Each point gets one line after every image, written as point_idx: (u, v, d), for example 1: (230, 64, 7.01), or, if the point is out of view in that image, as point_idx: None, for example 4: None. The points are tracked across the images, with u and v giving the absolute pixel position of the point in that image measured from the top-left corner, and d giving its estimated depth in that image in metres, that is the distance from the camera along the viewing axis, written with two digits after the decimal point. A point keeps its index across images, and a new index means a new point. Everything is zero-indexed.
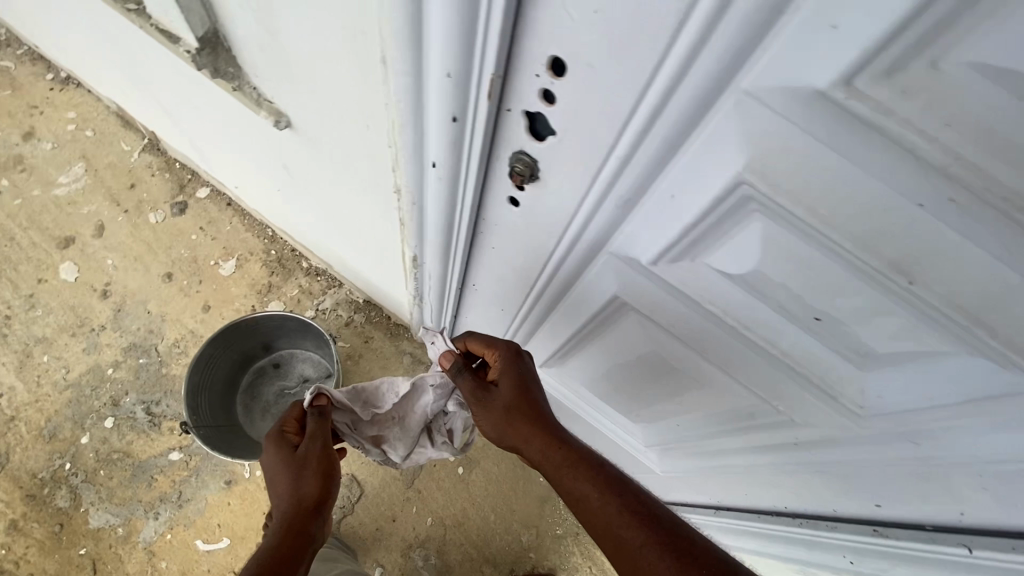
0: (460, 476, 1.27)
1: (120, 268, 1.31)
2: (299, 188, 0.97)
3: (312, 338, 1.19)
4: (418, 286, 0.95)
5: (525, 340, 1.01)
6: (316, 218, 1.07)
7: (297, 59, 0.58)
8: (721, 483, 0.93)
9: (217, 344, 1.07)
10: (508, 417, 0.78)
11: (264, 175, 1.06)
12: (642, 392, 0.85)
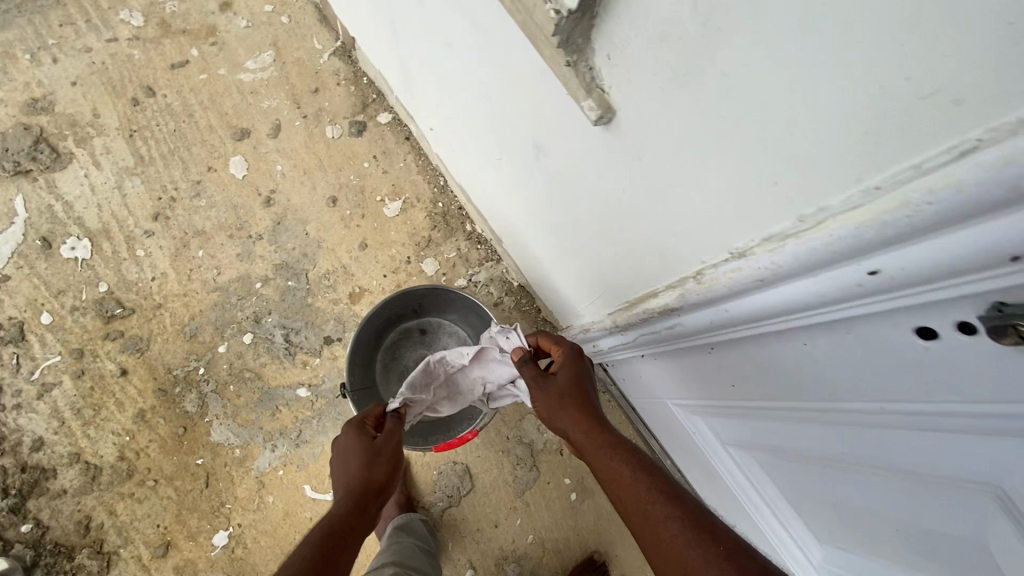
0: (571, 502, 1.18)
1: (287, 177, 1.23)
2: (536, 172, 0.82)
3: (470, 316, 1.09)
4: (636, 324, 0.81)
5: (728, 416, 0.86)
6: (528, 202, 0.92)
7: (733, 75, 0.41)
8: None
9: (382, 302, 0.99)
10: (566, 399, 0.77)
11: (488, 138, 0.91)
12: (881, 545, 0.70)
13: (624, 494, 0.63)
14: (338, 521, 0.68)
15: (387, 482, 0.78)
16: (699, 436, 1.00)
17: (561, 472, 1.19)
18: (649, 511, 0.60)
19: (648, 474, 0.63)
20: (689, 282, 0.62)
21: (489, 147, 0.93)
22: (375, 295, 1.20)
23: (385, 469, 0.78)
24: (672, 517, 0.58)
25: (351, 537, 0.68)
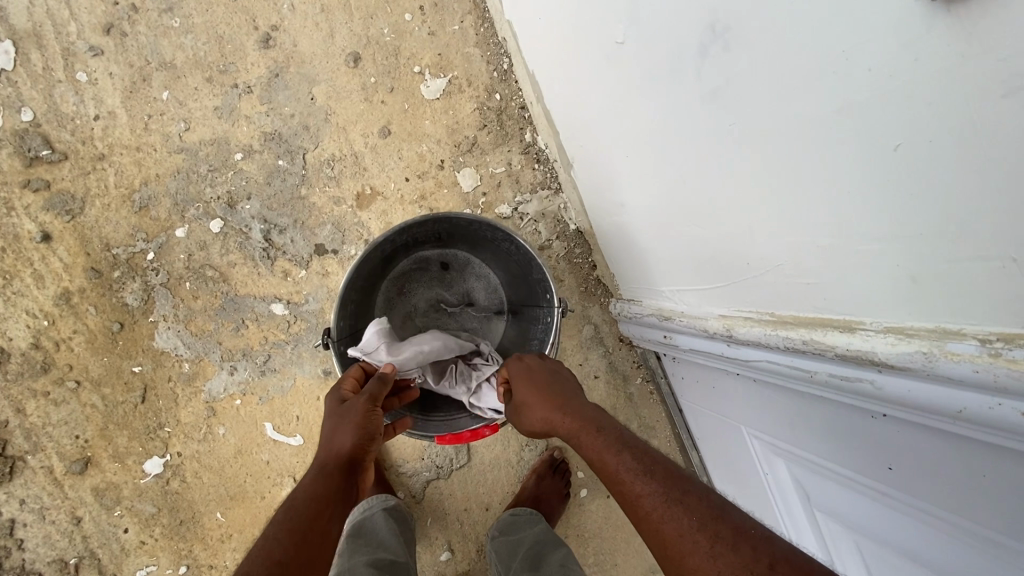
0: (578, 498, 0.99)
1: (296, 11, 0.88)
2: (687, 79, 0.51)
3: (510, 263, 0.81)
4: (774, 349, 0.55)
5: (848, 493, 0.61)
6: (645, 124, 0.61)
7: None
8: None
9: (398, 226, 0.71)
10: (546, 396, 0.63)
11: (614, 7, 0.58)
12: None
13: (644, 517, 0.46)
14: (295, 510, 0.49)
15: (363, 448, 0.58)
16: (768, 478, 0.77)
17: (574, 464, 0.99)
18: (671, 540, 0.44)
19: (663, 481, 0.47)
20: (964, 343, 0.35)
21: (610, 22, 0.60)
22: (389, 203, 0.91)
23: (354, 431, 0.58)
24: (700, 545, 0.42)
25: (325, 525, 0.50)
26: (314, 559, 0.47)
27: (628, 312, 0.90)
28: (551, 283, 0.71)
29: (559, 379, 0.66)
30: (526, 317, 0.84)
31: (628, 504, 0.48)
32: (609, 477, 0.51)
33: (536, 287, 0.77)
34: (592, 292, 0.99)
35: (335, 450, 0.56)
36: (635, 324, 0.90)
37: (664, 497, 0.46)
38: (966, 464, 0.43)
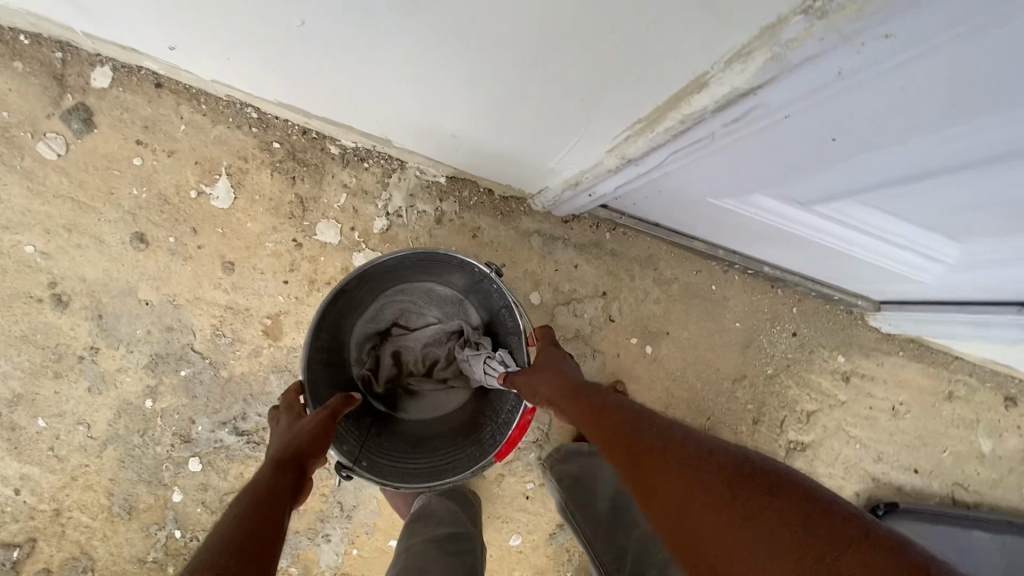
0: (651, 356, 1.03)
1: (52, 252, 0.79)
2: (392, 18, 0.45)
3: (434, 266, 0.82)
4: (669, 143, 0.53)
5: (824, 176, 0.61)
6: (405, 73, 0.56)
7: None
8: (986, 288, 0.84)
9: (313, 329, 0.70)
10: (557, 373, 0.68)
11: (276, 10, 0.50)
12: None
13: (613, 445, 0.55)
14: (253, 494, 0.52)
15: (316, 453, 0.61)
16: (762, 214, 0.76)
17: (624, 337, 1.02)
18: (632, 449, 0.52)
19: (627, 414, 0.57)
20: (793, 25, 0.35)
21: (285, 21, 0.52)
22: (295, 313, 0.85)
23: (309, 435, 0.61)
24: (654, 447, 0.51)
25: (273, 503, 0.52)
26: (264, 519, 0.49)
27: (549, 201, 0.87)
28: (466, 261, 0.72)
29: (555, 356, 0.72)
30: (484, 295, 0.84)
31: (602, 440, 0.57)
32: (591, 426, 0.59)
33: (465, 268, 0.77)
34: (510, 211, 0.95)
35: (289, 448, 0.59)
36: (562, 205, 0.86)
37: (629, 425, 0.55)
38: (884, 90, 0.40)
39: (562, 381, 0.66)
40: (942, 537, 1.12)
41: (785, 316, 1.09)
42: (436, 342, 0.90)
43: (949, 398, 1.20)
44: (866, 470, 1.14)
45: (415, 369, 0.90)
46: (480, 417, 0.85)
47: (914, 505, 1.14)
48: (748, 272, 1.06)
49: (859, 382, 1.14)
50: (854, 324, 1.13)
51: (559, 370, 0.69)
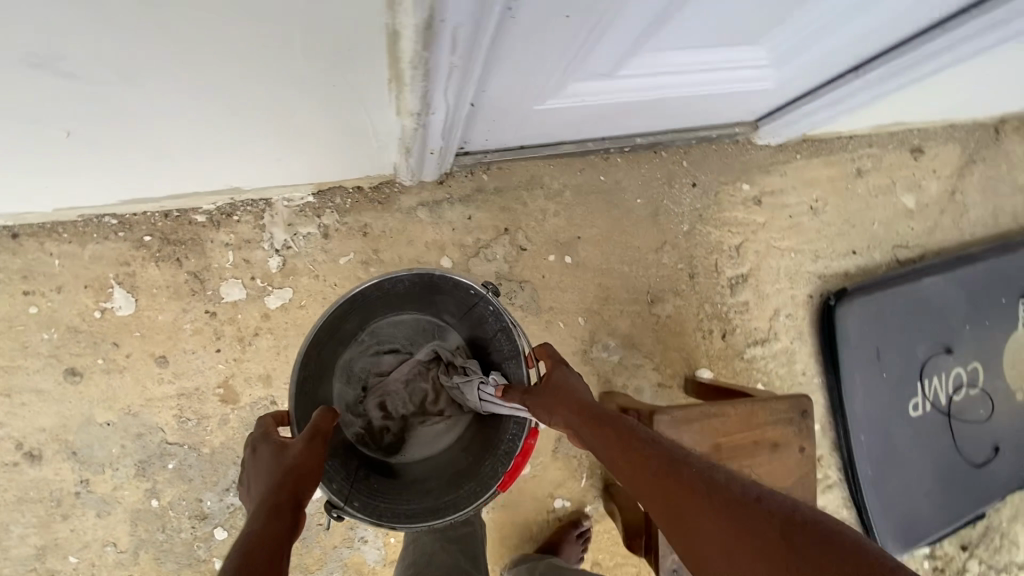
0: (574, 263, 1.09)
1: (4, 419, 0.84)
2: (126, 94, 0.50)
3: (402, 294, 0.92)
4: (427, 87, 0.57)
5: (595, 42, 0.65)
6: (188, 131, 0.61)
7: None
8: (818, 72, 0.88)
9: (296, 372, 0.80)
10: (572, 395, 0.70)
11: (36, 131, 0.54)
12: None
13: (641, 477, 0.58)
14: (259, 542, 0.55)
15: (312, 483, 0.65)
16: (588, 100, 0.81)
17: (542, 258, 1.07)
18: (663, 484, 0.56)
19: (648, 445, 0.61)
20: None
21: (54, 137, 0.56)
22: (240, 372, 0.91)
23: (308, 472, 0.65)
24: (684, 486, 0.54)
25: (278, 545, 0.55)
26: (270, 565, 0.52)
27: (410, 173, 0.91)
28: (462, 280, 0.84)
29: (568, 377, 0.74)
30: (476, 324, 0.96)
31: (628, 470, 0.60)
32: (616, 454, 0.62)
33: (454, 290, 0.88)
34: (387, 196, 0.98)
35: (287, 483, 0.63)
36: (428, 173, 0.91)
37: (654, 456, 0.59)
38: None
39: (579, 402, 0.69)
40: (891, 298, 1.22)
41: (679, 173, 1.14)
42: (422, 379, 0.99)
43: (860, 175, 1.25)
44: (811, 271, 1.21)
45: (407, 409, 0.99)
46: (472, 452, 0.94)
47: (860, 281, 1.23)
48: (626, 150, 1.10)
49: (772, 199, 1.19)
50: (745, 150, 1.18)
51: (572, 390, 0.71)
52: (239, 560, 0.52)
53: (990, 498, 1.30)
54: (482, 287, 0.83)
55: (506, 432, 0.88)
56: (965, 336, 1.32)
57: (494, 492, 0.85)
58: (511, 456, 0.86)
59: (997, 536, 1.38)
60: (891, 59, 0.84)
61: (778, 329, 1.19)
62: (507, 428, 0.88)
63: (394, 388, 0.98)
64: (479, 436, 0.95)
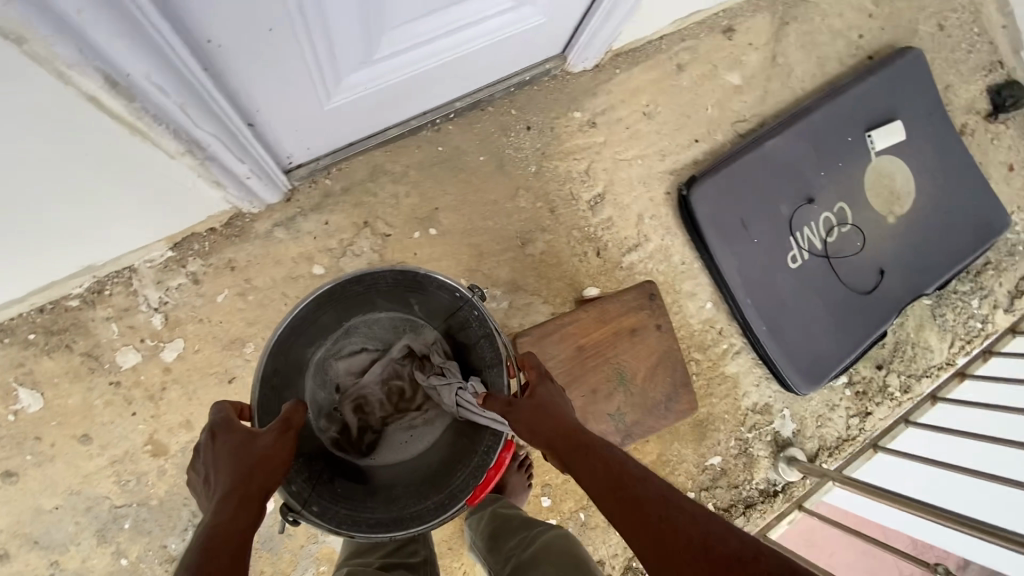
0: (440, 233, 1.17)
1: None
2: None
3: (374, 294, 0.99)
4: (165, 125, 0.65)
5: (325, 47, 0.73)
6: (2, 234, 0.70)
7: None
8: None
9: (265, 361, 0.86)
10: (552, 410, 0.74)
11: None
12: None
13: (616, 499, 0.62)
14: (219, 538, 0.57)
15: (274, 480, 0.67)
16: (369, 86, 0.89)
17: (408, 238, 1.14)
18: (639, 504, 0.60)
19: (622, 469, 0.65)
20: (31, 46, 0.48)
21: None
22: (161, 425, 1.00)
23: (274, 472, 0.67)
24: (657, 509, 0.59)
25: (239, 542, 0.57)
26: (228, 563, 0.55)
27: (251, 201, 0.99)
28: (443, 279, 0.89)
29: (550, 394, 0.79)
30: (458, 329, 1.00)
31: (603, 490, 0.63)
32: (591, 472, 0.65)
33: (434, 291, 0.93)
34: (242, 229, 1.05)
35: (252, 480, 0.65)
36: (272, 188, 0.99)
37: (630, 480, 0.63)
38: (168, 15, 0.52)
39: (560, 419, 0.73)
40: (739, 170, 1.31)
41: (511, 122, 1.22)
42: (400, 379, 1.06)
43: (681, 70, 1.34)
44: (661, 170, 1.31)
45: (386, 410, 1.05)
46: (444, 463, 0.96)
47: (708, 165, 1.32)
48: (452, 117, 1.18)
49: (605, 118, 1.28)
50: (566, 81, 1.25)
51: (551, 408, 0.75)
52: (203, 561, 0.54)
53: (889, 317, 1.41)
54: (466, 288, 0.87)
55: (482, 443, 0.90)
56: (823, 182, 1.42)
57: (463, 503, 0.87)
58: (485, 469, 0.87)
59: (909, 347, 1.48)
60: None
61: (645, 232, 1.30)
62: (482, 441, 0.90)
63: (371, 390, 1.05)
64: (452, 448, 0.98)
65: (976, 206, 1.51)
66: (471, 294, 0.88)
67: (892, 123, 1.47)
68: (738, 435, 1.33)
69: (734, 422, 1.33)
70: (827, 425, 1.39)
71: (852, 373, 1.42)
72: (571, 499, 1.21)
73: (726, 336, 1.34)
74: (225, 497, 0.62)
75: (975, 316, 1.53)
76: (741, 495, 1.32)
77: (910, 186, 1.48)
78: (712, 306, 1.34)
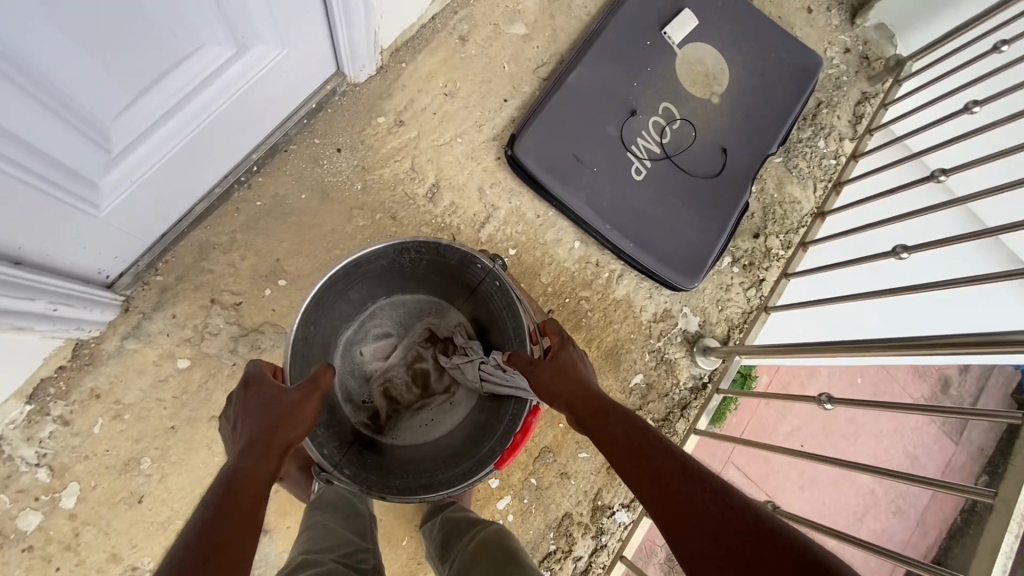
0: (291, 280, 1.18)
1: None
2: None
3: (400, 274, 1.13)
4: None
5: (51, 177, 0.75)
6: None
7: None
8: (298, 24, 0.98)
9: (298, 332, 0.97)
10: (570, 377, 0.85)
11: None
12: (134, 44, 0.71)
13: (625, 452, 0.70)
14: (243, 473, 0.67)
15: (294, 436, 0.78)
16: (134, 182, 0.90)
17: (262, 297, 1.15)
18: (643, 456, 0.68)
19: (633, 430, 0.73)
20: None
21: None
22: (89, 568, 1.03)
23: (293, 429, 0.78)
24: (658, 461, 0.67)
25: (259, 481, 0.68)
26: (249, 494, 0.65)
27: (83, 325, 1.00)
28: (465, 249, 1.01)
29: (565, 362, 0.89)
30: (480, 310, 1.15)
31: (615, 446, 0.72)
32: (605, 432, 0.75)
33: (453, 261, 1.05)
34: (92, 356, 1.06)
35: (276, 434, 0.75)
36: (97, 304, 1.01)
37: (640, 439, 0.71)
38: None
39: (578, 386, 0.84)
40: (551, 114, 1.33)
41: (319, 150, 1.23)
42: (427, 365, 1.20)
43: (466, 39, 1.37)
44: (482, 140, 1.35)
45: (410, 394, 1.19)
46: (467, 438, 1.09)
47: (521, 119, 1.35)
48: (257, 168, 1.19)
49: (410, 113, 1.30)
50: (357, 93, 1.27)
51: (572, 375, 0.86)
52: (224, 491, 0.64)
53: (745, 187, 1.43)
54: (488, 258, 1.00)
55: (509, 412, 1.01)
56: (640, 91, 1.40)
57: (490, 468, 0.96)
58: (512, 433, 0.97)
59: (777, 206, 1.51)
60: None
61: (491, 202, 1.34)
62: (508, 411, 1.01)
63: (397, 373, 1.19)
64: (475, 425, 1.11)
65: (789, 54, 1.49)
66: (488, 261, 1.01)
67: (681, 12, 1.43)
68: (650, 347, 1.38)
69: (643, 337, 1.38)
70: (729, 304, 1.43)
71: (732, 250, 1.46)
72: (518, 470, 1.24)
73: (603, 265, 1.39)
74: (253, 444, 0.73)
75: (825, 155, 1.57)
76: (675, 400, 1.38)
77: (722, 63, 1.46)
78: (580, 243, 1.38)
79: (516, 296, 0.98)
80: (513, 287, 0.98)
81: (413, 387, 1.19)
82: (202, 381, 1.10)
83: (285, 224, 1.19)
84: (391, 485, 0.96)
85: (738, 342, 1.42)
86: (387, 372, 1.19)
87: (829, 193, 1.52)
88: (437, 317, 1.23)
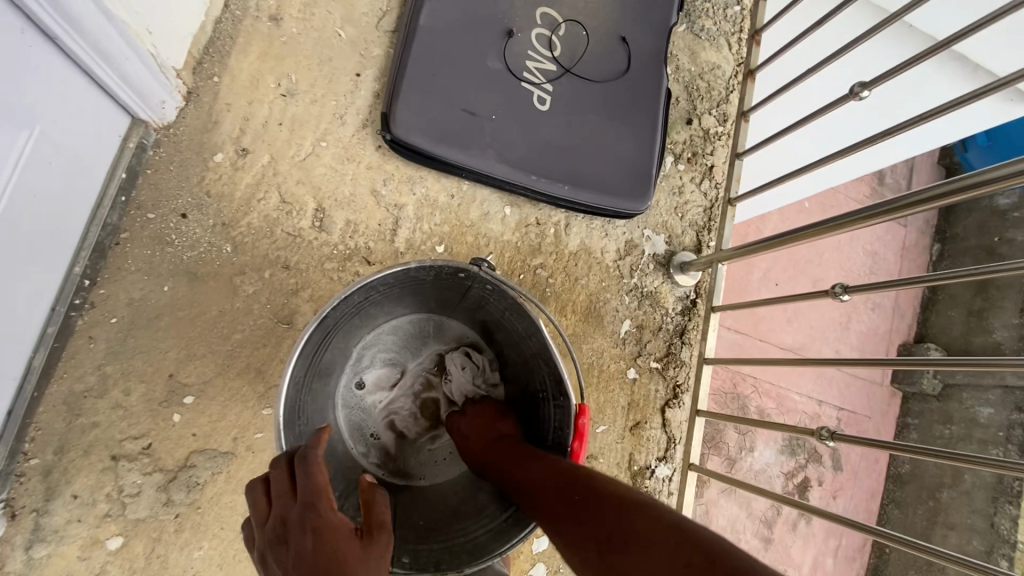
0: (200, 391, 0.95)
1: None
2: None
3: (385, 302, 0.87)
4: None
5: None
6: None
7: None
8: (32, 88, 0.72)
9: (286, 410, 0.72)
10: (484, 423, 0.87)
11: None
12: None
13: (519, 469, 0.73)
14: None
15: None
16: None
17: (172, 427, 0.93)
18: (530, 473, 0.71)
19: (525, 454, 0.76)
20: None
21: None
22: None
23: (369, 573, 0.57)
24: (541, 470, 0.70)
25: None
26: None
27: None
28: (439, 265, 0.75)
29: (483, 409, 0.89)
30: (485, 316, 0.92)
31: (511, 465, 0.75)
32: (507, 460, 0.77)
33: (435, 278, 0.82)
34: None
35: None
36: None
37: (534, 456, 0.74)
38: None
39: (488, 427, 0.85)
40: (417, 72, 1.07)
41: (159, 226, 0.97)
42: (430, 392, 0.99)
43: (280, 17, 1.08)
44: (351, 134, 1.09)
45: (417, 428, 0.96)
46: None
47: (385, 92, 1.09)
48: (91, 280, 0.92)
49: (250, 135, 1.03)
50: (174, 138, 0.99)
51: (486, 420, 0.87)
52: None
53: (660, 71, 1.23)
54: (469, 263, 0.76)
55: (552, 418, 0.82)
56: (507, 6, 1.14)
57: None
58: (565, 445, 0.78)
59: (698, 81, 1.33)
60: (36, 16, 0.69)
61: (393, 203, 1.11)
62: (551, 415, 0.83)
63: (405, 405, 0.97)
64: None
65: None
66: (480, 268, 0.77)
67: None
68: (627, 288, 1.23)
69: (615, 281, 1.23)
70: (688, 208, 1.29)
71: (670, 146, 1.29)
72: None
73: (545, 221, 1.21)
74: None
75: (727, 4, 1.38)
76: (671, 330, 1.24)
77: None
78: (511, 208, 1.19)
79: (514, 293, 0.77)
80: (512, 286, 0.76)
81: (418, 419, 0.97)
82: (148, 551, 0.91)
83: (159, 331, 0.95)
84: (449, 561, 0.76)
85: (712, 245, 1.29)
86: (392, 406, 0.96)
87: (747, 44, 1.35)
88: (433, 331, 1.00)
